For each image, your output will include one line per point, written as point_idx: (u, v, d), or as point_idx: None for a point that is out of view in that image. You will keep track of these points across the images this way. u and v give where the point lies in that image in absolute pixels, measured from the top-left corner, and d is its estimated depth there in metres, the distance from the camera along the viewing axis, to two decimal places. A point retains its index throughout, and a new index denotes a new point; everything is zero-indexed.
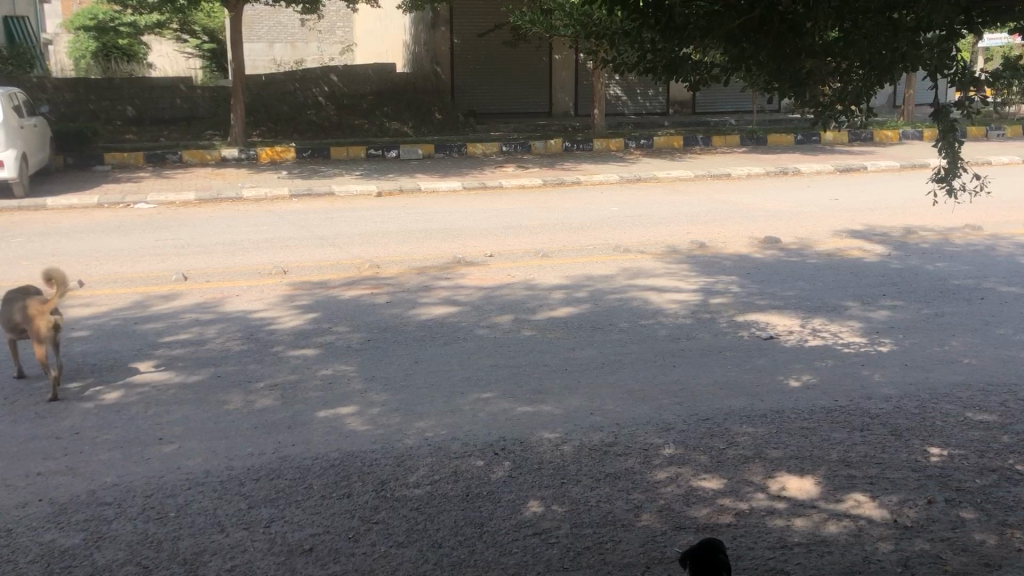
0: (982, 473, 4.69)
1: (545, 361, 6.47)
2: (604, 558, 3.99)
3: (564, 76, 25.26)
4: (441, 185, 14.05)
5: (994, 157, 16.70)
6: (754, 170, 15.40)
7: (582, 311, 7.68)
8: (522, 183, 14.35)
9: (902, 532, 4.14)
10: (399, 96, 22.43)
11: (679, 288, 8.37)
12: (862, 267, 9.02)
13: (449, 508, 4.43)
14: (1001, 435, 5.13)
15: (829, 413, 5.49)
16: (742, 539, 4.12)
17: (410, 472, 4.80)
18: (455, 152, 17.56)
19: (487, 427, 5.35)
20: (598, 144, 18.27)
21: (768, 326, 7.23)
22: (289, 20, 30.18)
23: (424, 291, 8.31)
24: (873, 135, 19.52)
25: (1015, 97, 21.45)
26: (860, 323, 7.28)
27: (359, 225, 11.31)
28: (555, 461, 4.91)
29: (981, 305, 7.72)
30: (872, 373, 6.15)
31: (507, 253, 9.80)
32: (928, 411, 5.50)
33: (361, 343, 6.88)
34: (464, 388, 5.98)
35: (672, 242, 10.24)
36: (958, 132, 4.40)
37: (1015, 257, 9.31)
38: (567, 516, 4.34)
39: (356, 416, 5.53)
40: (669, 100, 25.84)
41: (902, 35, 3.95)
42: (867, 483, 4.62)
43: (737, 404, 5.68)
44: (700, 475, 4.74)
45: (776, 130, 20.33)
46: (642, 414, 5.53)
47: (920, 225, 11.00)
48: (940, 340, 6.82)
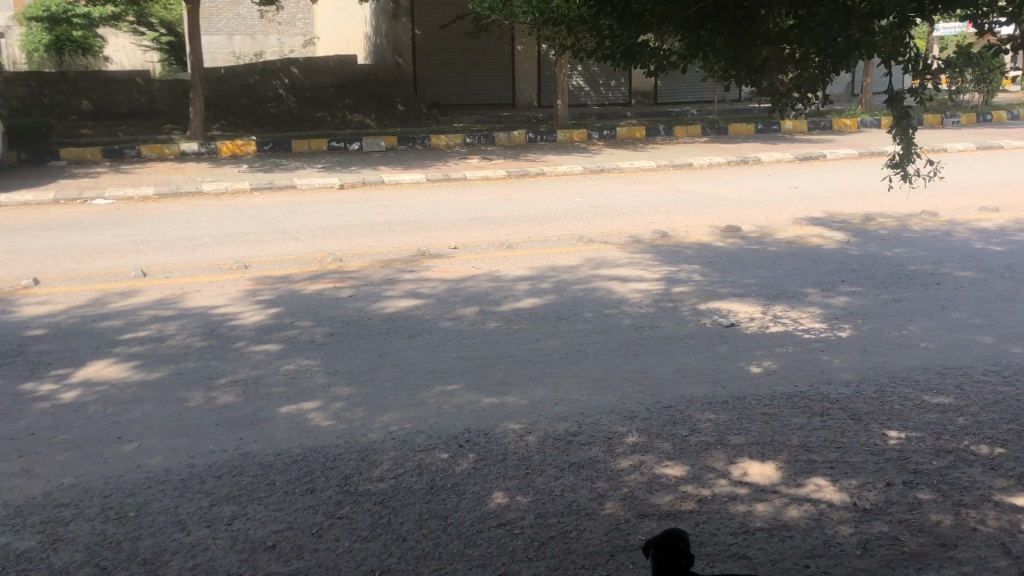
0: (938, 455, 4.77)
1: (509, 353, 6.47)
2: (568, 547, 4.00)
3: (528, 66, 25.29)
4: (405, 177, 14.00)
5: (949, 144, 16.98)
6: (716, 159, 15.53)
7: (547, 302, 7.69)
8: (486, 174, 14.32)
9: (861, 515, 4.20)
10: (362, 88, 22.12)
11: (642, 277, 8.41)
12: (822, 254, 9.12)
13: (414, 501, 4.42)
14: (956, 418, 5.22)
15: (789, 399, 5.56)
16: (704, 525, 4.15)
17: (374, 466, 4.78)
18: (419, 144, 17.54)
19: (451, 419, 5.35)
20: (561, 135, 18.29)
21: (730, 313, 7.30)
22: (248, 12, 30.02)
23: (388, 284, 8.26)
24: (832, 124, 19.77)
25: (970, 85, 21.84)
26: (820, 309, 7.37)
27: (322, 219, 11.22)
28: (520, 452, 4.91)
29: (937, 289, 7.83)
30: (832, 359, 6.23)
31: (472, 245, 9.77)
32: (886, 394, 5.59)
33: (324, 338, 6.83)
34: (428, 380, 5.96)
35: (635, 232, 10.30)
36: (911, 117, 4.42)
37: (970, 243, 9.47)
38: (532, 506, 4.34)
39: (319, 411, 5.50)
40: (631, 91, 26.00)
41: (855, 22, 4.00)
42: (827, 467, 4.68)
43: (698, 391, 5.73)
44: (663, 463, 4.76)
45: (737, 119, 20.50)
46: (605, 403, 5.55)
47: (879, 212, 11.16)
48: (897, 324, 6.93)
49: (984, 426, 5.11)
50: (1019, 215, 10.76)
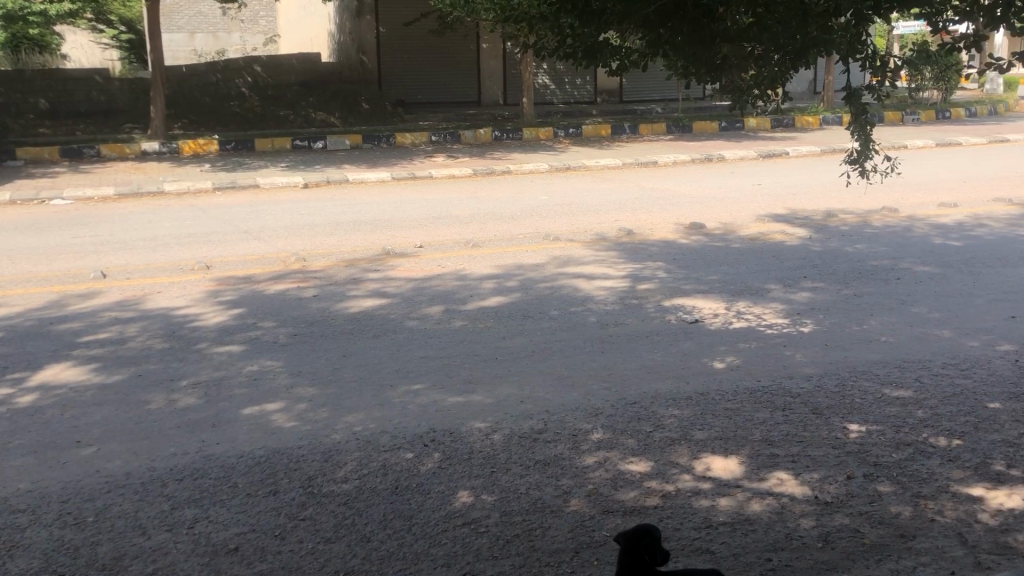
0: (898, 448, 4.84)
1: (475, 351, 6.46)
2: (533, 545, 4.00)
3: (493, 64, 25.28)
4: (369, 176, 13.92)
5: (908, 141, 17.23)
6: (680, 157, 15.62)
7: (512, 300, 7.68)
8: (452, 172, 14.28)
9: (823, 508, 4.24)
10: (326, 87, 22.14)
11: (608, 275, 8.43)
12: (784, 250, 9.20)
13: (378, 502, 4.39)
14: (916, 410, 5.30)
15: (752, 394, 5.60)
16: (668, 520, 4.17)
17: (338, 467, 4.75)
18: (384, 143, 17.45)
19: (416, 419, 5.32)
20: (527, 133, 18.30)
21: (695, 310, 7.35)
22: (208, 10, 30.36)
23: (353, 284, 8.21)
24: (794, 121, 19.98)
25: (929, 82, 22.16)
26: (782, 304, 7.44)
27: (285, 219, 11.12)
28: (485, 451, 4.90)
29: (897, 284, 7.94)
30: (794, 354, 6.29)
31: (437, 244, 9.74)
32: (847, 388, 5.66)
33: (287, 339, 6.77)
34: (393, 380, 5.93)
35: (601, 229, 10.33)
36: (868, 114, 4.50)
37: (929, 238, 9.60)
38: (496, 505, 4.34)
39: (282, 412, 5.45)
40: (597, 89, 26.09)
41: (812, 21, 4.02)
42: (789, 460, 4.72)
43: (663, 387, 5.76)
44: (627, 459, 4.78)
45: (702, 118, 20.63)
46: (570, 401, 5.56)
47: (840, 208, 11.29)
48: (858, 319, 7.02)
49: (943, 419, 5.19)
50: (977, 210, 10.95)
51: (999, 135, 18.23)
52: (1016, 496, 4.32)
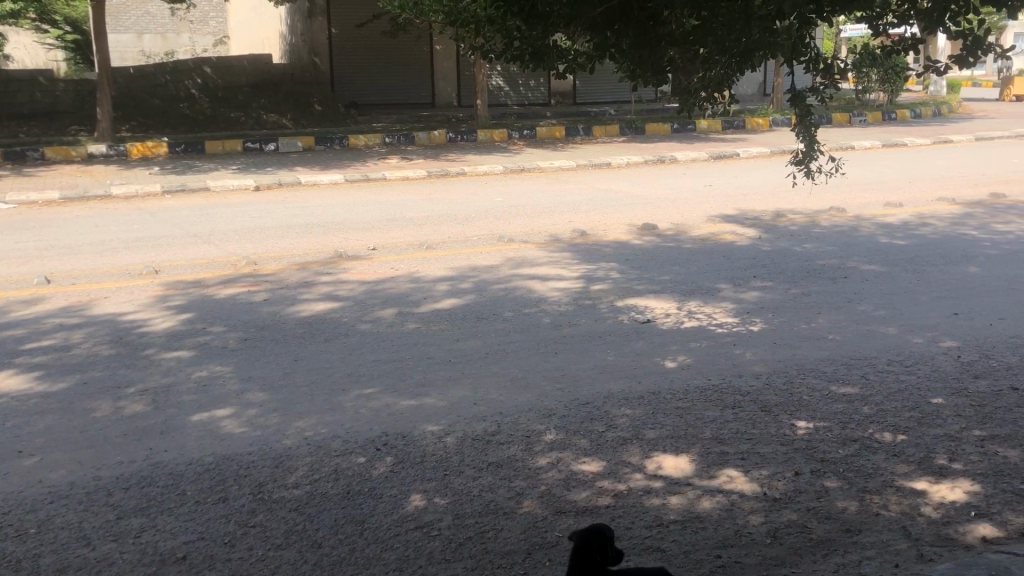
0: (844, 444, 4.92)
1: (428, 354, 6.43)
2: (485, 547, 4.00)
3: (447, 65, 25.25)
4: (322, 178, 13.80)
5: (855, 142, 17.58)
6: (633, 158, 15.74)
7: (466, 302, 7.67)
8: (406, 175, 14.21)
9: (771, 504, 4.30)
10: (278, 88, 21.91)
11: (561, 276, 8.46)
12: (734, 250, 9.32)
13: (330, 507, 4.36)
14: (862, 407, 5.39)
15: (703, 393, 5.66)
16: (620, 520, 4.20)
17: (289, 473, 4.70)
18: (336, 145, 17.33)
19: (368, 423, 5.29)
20: (481, 135, 18.30)
21: (647, 310, 7.41)
22: (157, 10, 30.07)
23: (304, 287, 8.13)
24: (745, 123, 20.26)
25: (875, 84, 22.60)
26: (732, 304, 7.53)
27: (235, 222, 10.98)
28: (438, 454, 4.88)
29: (844, 283, 8.08)
30: (744, 352, 6.37)
31: (391, 246, 9.69)
32: (794, 386, 5.74)
33: (238, 343, 6.68)
34: (346, 384, 5.89)
35: (555, 230, 10.37)
36: (814, 115, 4.57)
37: (876, 237, 9.79)
38: (449, 508, 4.33)
39: (232, 418, 5.38)
40: (550, 91, 26.20)
41: (754, 23, 4.00)
42: (739, 458, 4.78)
43: (615, 387, 5.80)
44: (579, 459, 4.80)
45: (655, 119, 20.80)
46: (523, 402, 5.57)
47: (789, 208, 11.46)
48: (806, 317, 7.13)
49: (888, 415, 5.29)
50: (920, 210, 11.20)
51: (942, 136, 18.68)
52: (958, 489, 4.42)
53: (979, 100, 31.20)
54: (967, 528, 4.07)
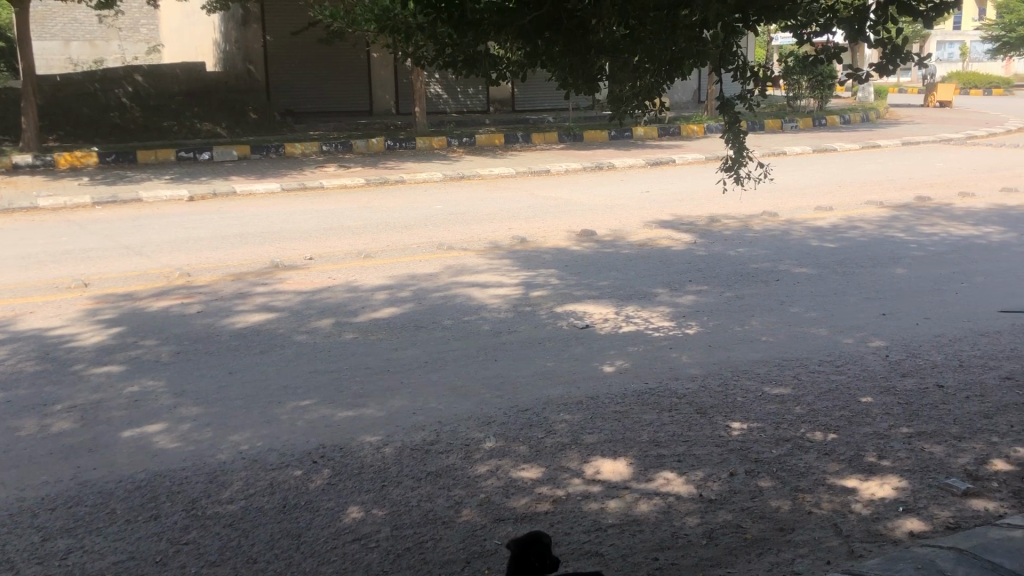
0: (778, 443, 5.02)
1: (366, 364, 6.38)
2: (423, 557, 3.98)
3: (384, 73, 25.14)
4: (258, 187, 13.62)
5: (787, 148, 17.96)
6: (572, 165, 15.85)
7: (404, 311, 7.63)
8: (344, 183, 14.11)
9: (706, 506, 4.36)
10: (212, 98, 21.53)
11: (501, 283, 8.47)
12: (670, 255, 9.43)
13: (266, 521, 4.29)
14: (794, 407, 5.50)
15: (640, 396, 5.72)
16: (559, 525, 4.21)
17: (223, 488, 4.61)
18: (272, 153, 17.13)
19: (305, 435, 5.22)
20: (420, 142, 18.25)
21: (585, 315, 7.45)
22: (85, 17, 29.39)
23: (239, 298, 8.00)
24: (680, 130, 20.59)
25: (805, 91, 23.15)
26: (669, 308, 7.63)
27: (168, 233, 10.76)
28: (376, 465, 4.84)
29: (776, 286, 8.25)
30: (680, 356, 6.45)
31: (328, 255, 9.59)
32: (729, 388, 5.83)
33: (170, 357, 6.55)
34: (282, 396, 5.81)
35: (494, 238, 10.38)
36: (742, 122, 4.65)
37: (807, 240, 10.03)
38: (387, 519, 4.29)
39: (164, 434, 5.26)
40: (489, 98, 26.29)
41: (680, 32, 4.12)
42: (675, 460, 4.84)
43: (555, 392, 5.82)
44: (519, 466, 4.81)
45: (592, 127, 20.99)
46: (462, 410, 5.55)
47: (723, 213, 11.66)
48: (740, 320, 7.26)
49: (820, 414, 5.40)
50: (850, 213, 11.48)
51: (870, 141, 19.21)
52: (887, 485, 4.54)
53: (905, 105, 32.19)
54: (896, 523, 4.17)
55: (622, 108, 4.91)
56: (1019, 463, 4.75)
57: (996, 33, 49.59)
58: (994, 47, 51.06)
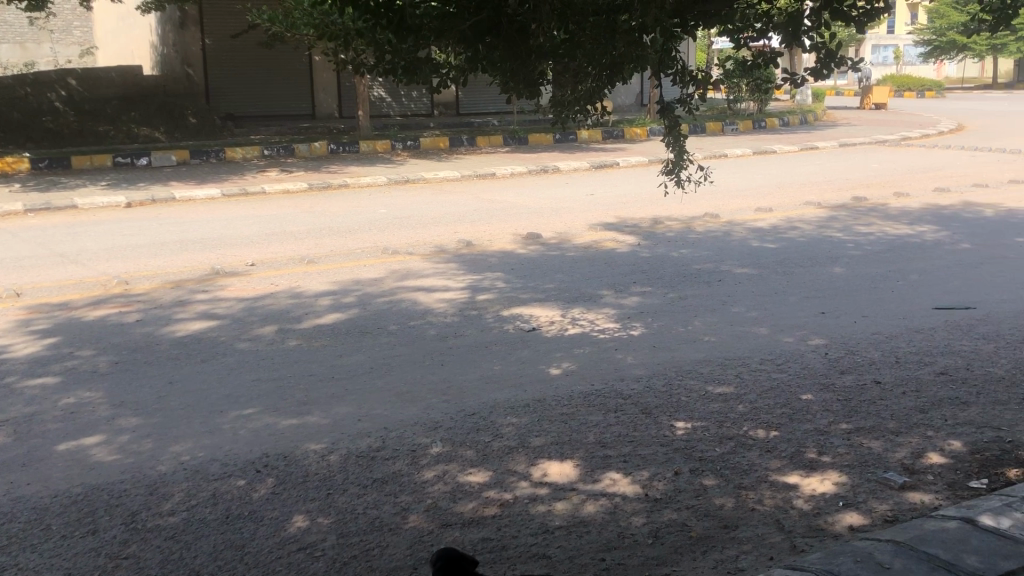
0: (721, 442, 5.09)
1: (311, 371, 6.30)
2: (370, 565, 3.95)
3: (327, 77, 25.06)
4: (198, 193, 13.38)
5: (728, 150, 18.25)
6: (517, 169, 15.89)
7: (349, 316, 7.56)
8: (286, 187, 13.95)
9: (652, 505, 4.40)
10: (150, 100, 20.88)
11: (446, 287, 8.45)
12: (615, 257, 9.51)
13: (208, 533, 4.21)
14: (736, 405, 5.59)
15: (586, 398, 5.75)
16: (506, 529, 4.21)
17: (164, 500, 4.52)
18: (213, 158, 16.88)
19: (248, 445, 5.14)
20: (364, 146, 18.15)
21: (532, 318, 7.47)
22: (15, 18, 28.60)
23: (179, 306, 7.85)
24: (623, 132, 20.79)
25: (745, 95, 23.55)
26: (614, 309, 7.70)
27: (104, 240, 10.51)
28: (321, 472, 4.79)
29: (718, 286, 8.36)
30: (625, 357, 6.50)
31: (270, 261, 9.47)
32: (673, 387, 5.90)
33: (108, 367, 6.40)
34: (225, 405, 5.71)
35: (440, 241, 10.36)
36: (683, 125, 4.70)
37: (747, 241, 10.20)
38: (333, 527, 4.25)
39: (102, 446, 5.14)
40: (433, 102, 26.28)
41: (619, 36, 4.19)
42: (621, 461, 4.87)
43: (501, 396, 5.82)
44: (466, 471, 4.79)
45: (537, 130, 21.09)
46: (408, 416, 5.52)
47: (667, 215, 11.80)
48: (684, 320, 7.35)
49: (761, 412, 5.49)
50: (789, 214, 11.71)
51: (808, 143, 19.61)
52: (827, 481, 4.63)
53: (842, 107, 32.89)
54: (835, 518, 4.26)
55: (563, 112, 4.91)
56: (953, 455, 4.89)
57: (927, 37, 51.01)
58: (926, 48, 52.52)
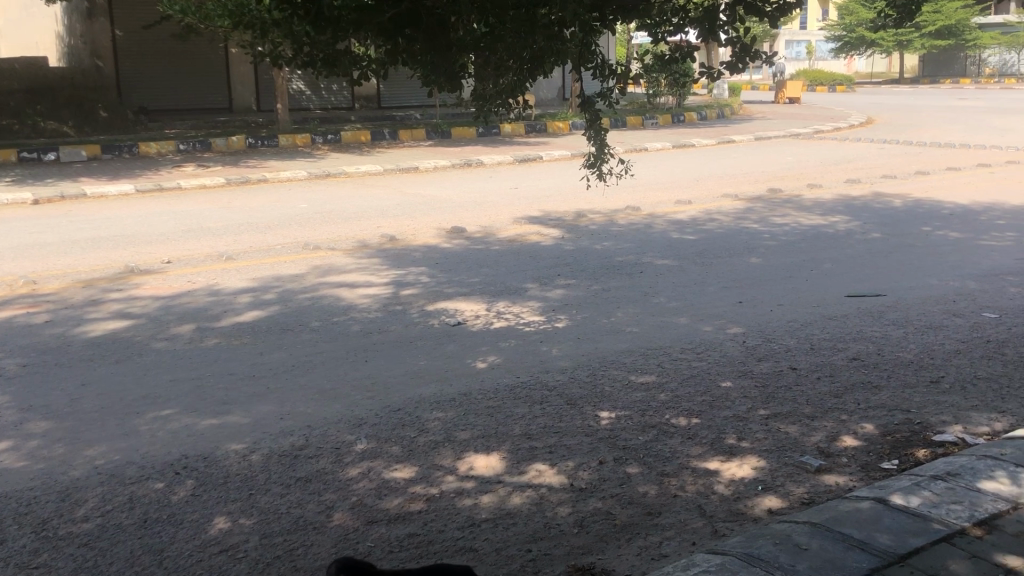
0: (644, 430, 5.16)
1: (231, 370, 6.17)
2: (295, 565, 3.89)
3: (244, 69, 24.71)
4: (110, 189, 12.96)
5: (648, 143, 18.51)
6: (440, 162, 15.82)
7: (270, 314, 7.42)
8: (203, 183, 13.63)
9: (578, 495, 4.44)
10: (57, 93, 20.19)
11: (370, 282, 8.37)
12: (539, 250, 9.55)
13: (126, 538, 4.09)
14: (659, 394, 5.67)
15: (512, 391, 5.76)
16: (433, 523, 4.20)
17: (78, 506, 4.37)
18: (125, 153, 16.38)
19: (165, 447, 5.00)
20: (283, 140, 17.85)
21: (457, 313, 7.45)
22: None
23: (91, 306, 7.59)
24: (546, 127, 20.90)
25: (664, 89, 23.92)
26: (538, 302, 7.73)
27: (10, 238, 10.11)
28: (243, 473, 4.69)
29: (639, 278, 8.46)
30: (550, 349, 6.54)
31: (187, 258, 9.23)
32: (597, 378, 5.97)
33: (16, 370, 6.15)
34: (141, 406, 5.55)
35: (363, 236, 10.26)
36: (603, 120, 4.73)
37: (667, 233, 10.37)
38: (256, 528, 4.17)
39: (10, 452, 4.94)
40: (354, 95, 26.04)
41: (539, 31, 4.17)
42: (546, 451, 4.90)
43: (426, 391, 5.79)
44: (391, 467, 4.76)
45: (459, 124, 21.07)
46: (331, 413, 5.45)
47: (589, 208, 11.91)
48: (607, 312, 7.43)
49: (682, 400, 5.59)
50: (707, 206, 11.93)
51: (725, 137, 20.05)
52: (746, 465, 4.74)
53: (758, 102, 33.67)
54: (755, 502, 4.36)
55: (485, 106, 4.95)
56: (865, 438, 5.06)
57: (838, 33, 52.59)
58: (838, 44, 54.11)
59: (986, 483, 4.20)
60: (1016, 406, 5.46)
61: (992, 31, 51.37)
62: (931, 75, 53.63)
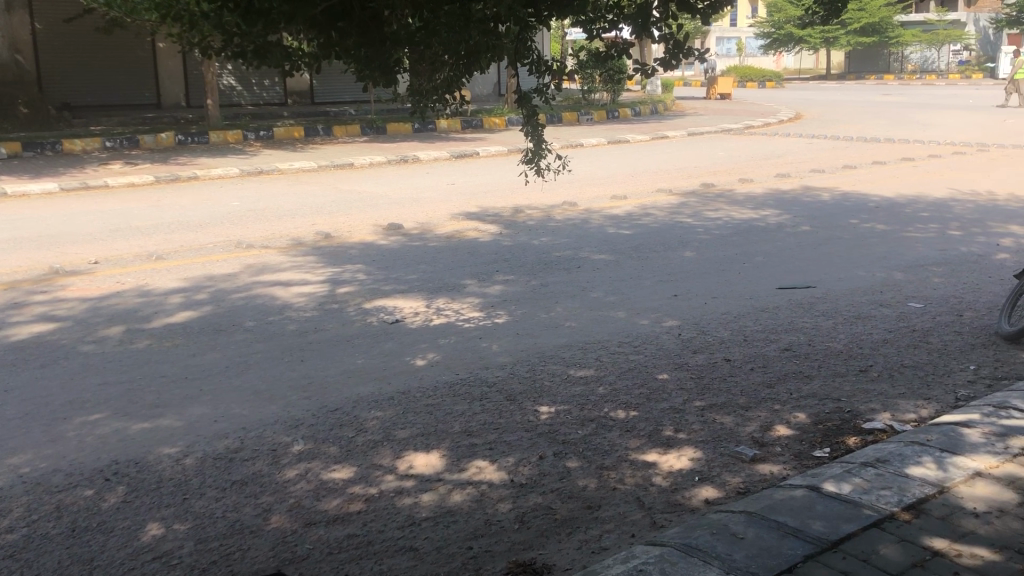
0: (583, 424, 5.19)
1: (163, 372, 6.02)
2: (231, 569, 3.82)
3: (171, 64, 24.26)
4: (32, 187, 12.56)
5: (584, 139, 18.64)
6: (376, 159, 15.69)
7: (202, 314, 7.27)
8: (131, 181, 13.29)
9: (519, 490, 4.44)
10: None
11: (305, 281, 8.26)
12: (477, 247, 9.53)
13: (53, 548, 3.97)
14: (597, 388, 5.72)
15: (452, 388, 5.74)
16: (373, 524, 4.16)
17: (2, 516, 4.22)
18: (48, 150, 15.87)
19: (95, 452, 4.87)
20: (214, 136, 17.50)
21: (395, 310, 7.39)
22: None
23: (14, 309, 7.34)
24: (482, 123, 20.88)
25: (599, 85, 24.09)
26: (477, 298, 7.71)
27: None
28: (177, 477, 4.59)
29: (576, 273, 8.51)
30: (489, 345, 6.53)
31: (116, 259, 8.98)
32: (536, 373, 5.98)
33: None
34: (69, 411, 5.38)
35: (297, 234, 10.11)
36: (540, 115, 4.72)
37: (603, 228, 10.45)
38: (190, 533, 4.08)
39: None
40: (286, 91, 25.67)
41: (473, 26, 4.11)
42: (486, 448, 4.90)
43: (364, 390, 5.73)
44: (330, 467, 4.70)
45: (394, 119, 20.92)
46: (268, 414, 5.37)
47: (526, 204, 11.92)
48: (546, 307, 7.46)
49: (620, 393, 5.64)
50: (643, 201, 12.06)
51: (658, 132, 20.29)
52: (683, 457, 4.80)
53: (691, 98, 34.07)
54: (692, 492, 4.42)
55: (422, 101, 4.92)
56: (798, 427, 5.17)
57: (767, 31, 53.60)
58: (767, 41, 55.11)
59: (914, 469, 4.33)
60: (940, 393, 5.63)
61: (915, 29, 52.87)
62: (857, 71, 54.99)
